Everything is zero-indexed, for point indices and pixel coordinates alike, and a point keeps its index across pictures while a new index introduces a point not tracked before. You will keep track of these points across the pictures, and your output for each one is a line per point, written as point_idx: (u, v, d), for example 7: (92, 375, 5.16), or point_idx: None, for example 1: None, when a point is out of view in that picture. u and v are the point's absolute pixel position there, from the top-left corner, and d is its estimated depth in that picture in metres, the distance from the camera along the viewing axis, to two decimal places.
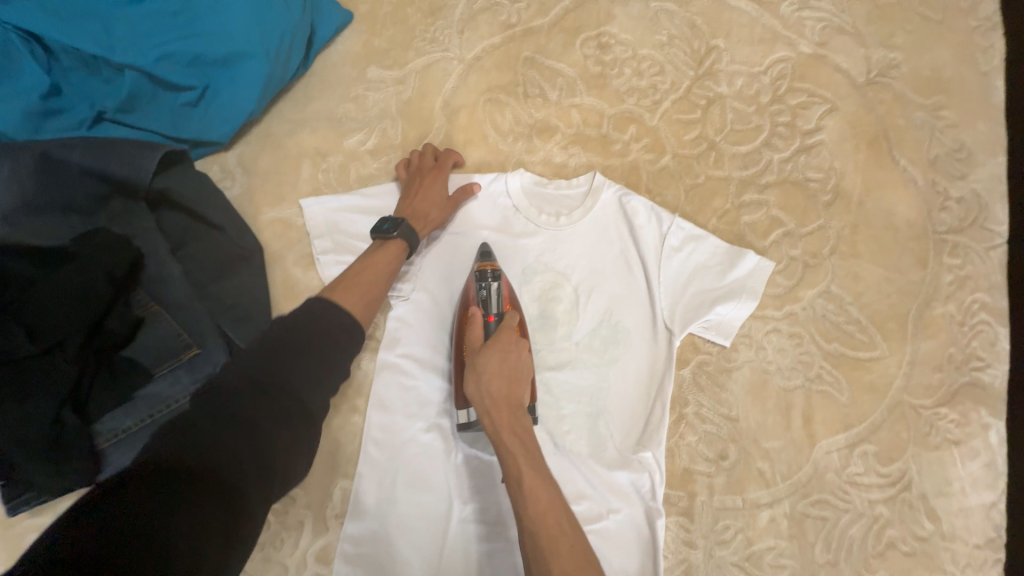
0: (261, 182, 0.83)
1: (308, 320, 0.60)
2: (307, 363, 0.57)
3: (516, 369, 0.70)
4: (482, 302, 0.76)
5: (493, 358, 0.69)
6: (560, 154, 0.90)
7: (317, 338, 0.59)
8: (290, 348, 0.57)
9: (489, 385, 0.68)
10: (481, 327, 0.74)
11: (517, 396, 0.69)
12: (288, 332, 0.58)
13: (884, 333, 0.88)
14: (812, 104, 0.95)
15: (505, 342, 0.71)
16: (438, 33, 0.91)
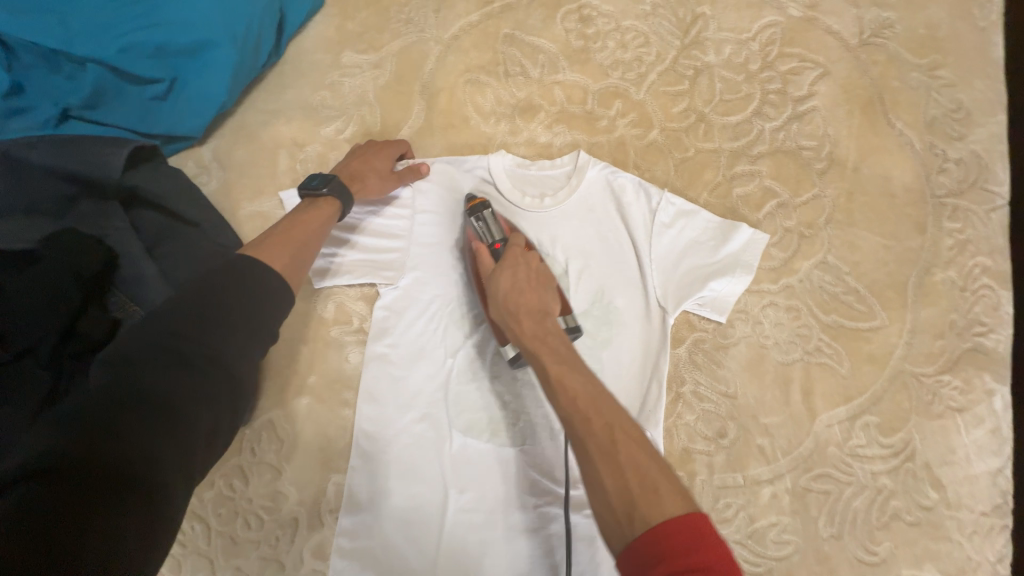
0: (237, 176, 0.81)
1: (232, 280, 0.52)
2: (233, 323, 0.50)
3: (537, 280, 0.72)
4: (478, 235, 0.76)
5: (504, 274, 0.72)
6: (544, 134, 0.87)
7: (243, 297, 0.52)
8: (213, 308, 0.49)
9: (507, 301, 0.70)
10: (488, 254, 0.75)
11: (537, 303, 0.70)
12: (209, 290, 0.51)
13: (884, 302, 0.86)
14: (803, 69, 0.92)
15: (513, 257, 0.73)
16: (412, 13, 0.88)
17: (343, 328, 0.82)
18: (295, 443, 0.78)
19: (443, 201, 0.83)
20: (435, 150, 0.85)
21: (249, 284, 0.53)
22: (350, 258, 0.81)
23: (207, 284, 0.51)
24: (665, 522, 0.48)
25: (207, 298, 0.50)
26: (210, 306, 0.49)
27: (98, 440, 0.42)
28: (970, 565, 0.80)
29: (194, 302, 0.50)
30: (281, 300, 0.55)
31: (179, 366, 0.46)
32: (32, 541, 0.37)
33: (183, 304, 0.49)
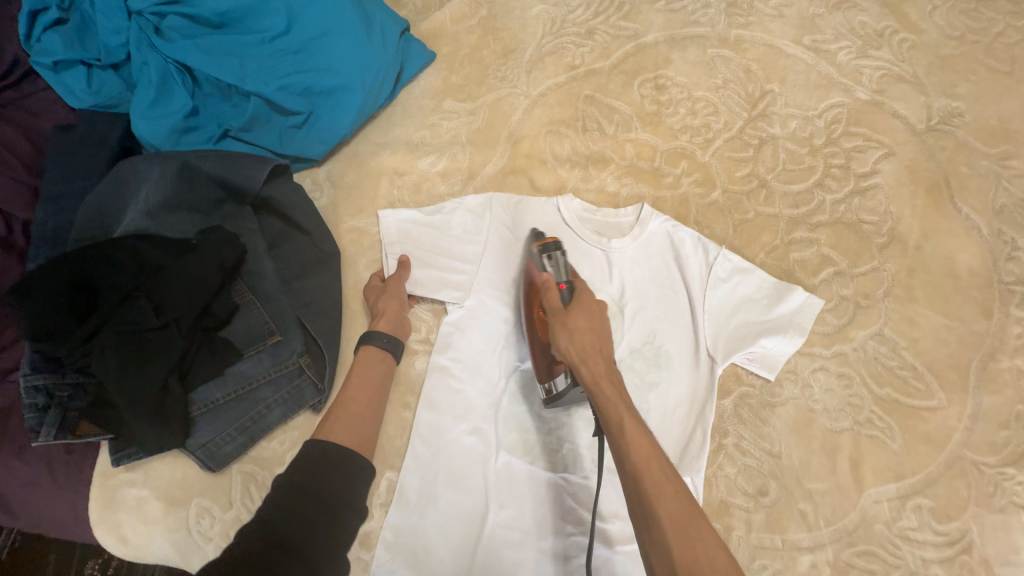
0: (344, 195, 0.94)
1: (317, 464, 0.58)
2: (332, 498, 0.56)
3: (601, 325, 0.73)
4: (550, 274, 0.80)
5: (578, 315, 0.73)
6: (613, 184, 0.96)
7: (332, 480, 0.57)
8: (317, 527, 0.53)
9: (580, 338, 0.70)
10: (555, 293, 0.77)
11: (607, 349, 0.71)
12: (299, 485, 0.55)
13: (943, 382, 0.85)
14: (868, 148, 0.96)
15: (589, 302, 0.74)
16: (508, 71, 1.01)
17: (413, 337, 0.90)
18: None
19: (518, 221, 0.91)
20: (512, 188, 0.95)
21: (331, 463, 0.58)
22: (424, 270, 0.89)
23: (294, 490, 0.55)
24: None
25: (302, 493, 0.55)
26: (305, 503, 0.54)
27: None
28: None
29: (288, 509, 0.53)
30: (363, 470, 0.60)
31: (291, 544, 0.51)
32: None
33: (277, 521, 0.52)
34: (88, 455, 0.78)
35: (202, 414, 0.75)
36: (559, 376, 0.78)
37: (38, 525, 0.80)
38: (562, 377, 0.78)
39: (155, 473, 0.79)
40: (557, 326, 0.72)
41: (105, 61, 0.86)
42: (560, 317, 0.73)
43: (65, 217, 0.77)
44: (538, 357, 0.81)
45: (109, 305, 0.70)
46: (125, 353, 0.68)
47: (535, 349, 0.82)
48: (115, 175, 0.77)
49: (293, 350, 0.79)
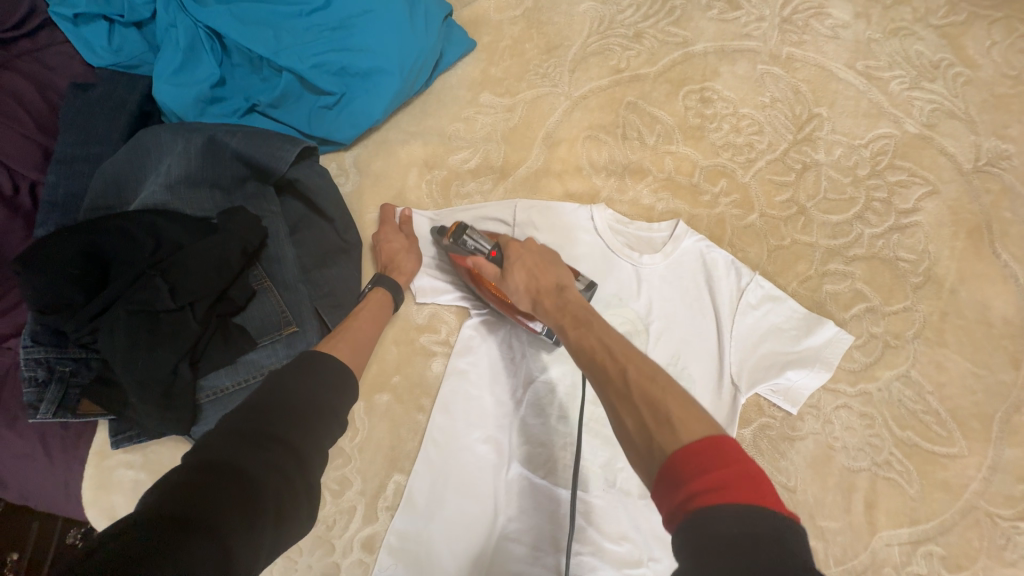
0: (370, 183, 0.90)
1: (304, 365, 0.57)
2: (314, 396, 0.54)
3: (538, 264, 0.75)
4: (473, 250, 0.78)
5: (515, 271, 0.74)
6: (648, 197, 0.93)
7: (313, 381, 0.55)
8: (297, 420, 0.52)
9: (530, 286, 0.73)
10: (488, 263, 0.76)
11: (552, 282, 0.73)
12: (280, 382, 0.54)
13: (965, 431, 0.84)
14: (912, 183, 0.94)
15: (518, 250, 0.76)
16: (549, 69, 0.97)
17: (431, 338, 0.87)
18: (367, 435, 0.83)
19: (547, 226, 0.88)
20: (545, 192, 0.92)
21: (318, 369, 0.57)
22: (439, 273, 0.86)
23: (279, 382, 0.54)
24: (692, 446, 0.47)
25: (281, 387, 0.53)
26: (286, 397, 0.53)
27: (222, 482, 0.44)
28: None
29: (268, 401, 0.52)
30: (348, 385, 0.59)
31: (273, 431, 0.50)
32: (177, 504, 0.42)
33: (259, 408, 0.51)
34: (85, 433, 0.74)
35: (210, 403, 0.71)
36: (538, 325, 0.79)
37: (24, 498, 0.76)
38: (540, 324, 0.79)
39: (153, 457, 0.75)
40: (512, 292, 0.74)
41: (129, 18, 0.81)
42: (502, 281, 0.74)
43: (79, 182, 0.73)
44: (510, 317, 0.81)
45: (122, 281, 0.66)
46: (136, 334, 0.64)
47: (505, 314, 0.81)
48: (136, 143, 0.72)
49: (308, 343, 0.75)
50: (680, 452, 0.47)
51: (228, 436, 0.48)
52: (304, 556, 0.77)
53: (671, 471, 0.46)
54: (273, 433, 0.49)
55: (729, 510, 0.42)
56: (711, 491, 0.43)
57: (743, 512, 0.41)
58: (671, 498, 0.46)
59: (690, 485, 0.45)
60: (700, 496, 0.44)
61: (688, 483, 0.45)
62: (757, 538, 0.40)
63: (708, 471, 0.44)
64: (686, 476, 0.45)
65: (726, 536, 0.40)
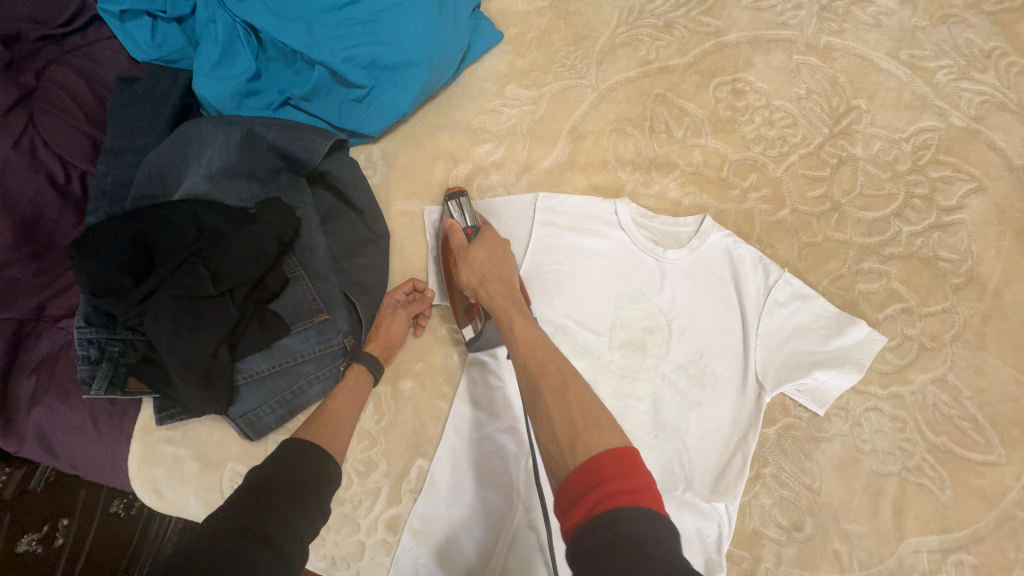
0: (397, 176, 0.91)
1: (290, 456, 0.58)
2: (303, 493, 0.56)
3: (502, 254, 0.76)
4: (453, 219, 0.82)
5: (480, 246, 0.75)
6: (675, 191, 0.91)
7: (301, 476, 0.57)
8: (282, 516, 0.52)
9: (480, 266, 0.74)
10: (460, 234, 0.79)
11: (507, 274, 0.74)
12: (267, 483, 0.54)
13: (1004, 438, 0.81)
14: (956, 179, 0.90)
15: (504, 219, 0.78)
16: (576, 60, 0.96)
17: (454, 328, 0.87)
18: (393, 420, 0.84)
19: (570, 217, 0.88)
20: (569, 186, 0.92)
21: (303, 456, 0.59)
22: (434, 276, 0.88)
23: (259, 479, 0.55)
24: (602, 455, 0.51)
25: (270, 486, 0.54)
26: (272, 485, 0.54)
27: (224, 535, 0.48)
28: None
29: (257, 500, 0.52)
30: (329, 473, 0.60)
31: (269, 531, 0.50)
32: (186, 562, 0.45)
33: (247, 497, 0.52)
34: (129, 410, 0.79)
35: (246, 384, 0.75)
36: (478, 316, 0.81)
37: (75, 467, 0.79)
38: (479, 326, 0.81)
39: (193, 434, 0.80)
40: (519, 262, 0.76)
41: (171, 14, 0.84)
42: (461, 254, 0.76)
43: (126, 173, 0.77)
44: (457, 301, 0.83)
45: (166, 268, 0.70)
46: (179, 318, 0.68)
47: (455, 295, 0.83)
48: (180, 134, 0.75)
49: (338, 330, 0.78)
50: (586, 462, 0.51)
51: (216, 532, 0.48)
52: (331, 533, 0.80)
53: (576, 483, 0.50)
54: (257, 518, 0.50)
55: (629, 511, 0.45)
56: (612, 496, 0.47)
57: (642, 513, 0.45)
58: (571, 510, 0.49)
59: (595, 492, 0.48)
60: (603, 499, 0.48)
61: (591, 491, 0.49)
62: (655, 535, 0.43)
63: (609, 479, 0.49)
64: (590, 486, 0.49)
65: (622, 532, 0.44)
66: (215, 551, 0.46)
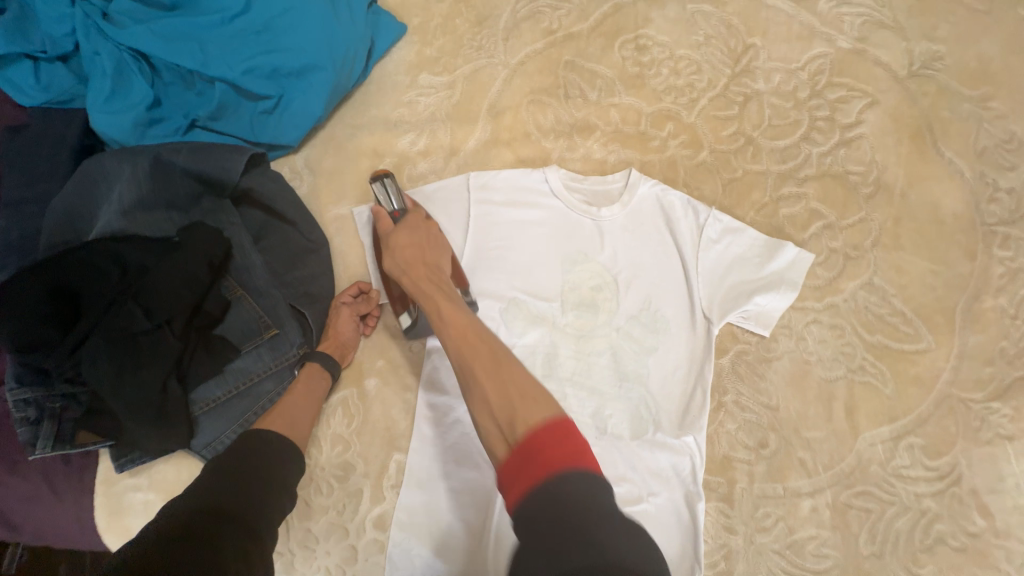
0: (324, 181, 0.90)
1: (247, 446, 0.63)
2: (266, 476, 0.60)
3: (426, 238, 0.77)
4: (378, 202, 0.81)
5: (403, 233, 0.77)
6: (600, 151, 0.94)
7: (261, 461, 0.61)
8: (248, 496, 0.57)
9: (403, 255, 0.75)
10: (387, 217, 0.80)
11: (433, 258, 0.76)
12: (230, 468, 0.58)
13: (931, 326, 0.88)
14: (851, 98, 0.96)
15: (415, 220, 0.79)
16: (483, 40, 0.97)
17: None
18: (364, 421, 0.84)
19: (502, 194, 0.90)
20: (497, 162, 0.93)
21: (261, 443, 0.64)
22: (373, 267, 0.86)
23: (217, 467, 0.59)
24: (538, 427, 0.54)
25: (230, 471, 0.58)
26: (232, 466, 0.59)
27: (195, 510, 0.52)
28: None
29: (220, 484, 0.56)
30: (289, 458, 0.65)
31: (237, 513, 0.54)
32: (156, 536, 0.49)
33: (211, 480, 0.57)
34: (87, 464, 0.76)
35: (205, 413, 0.74)
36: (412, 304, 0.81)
37: (40, 538, 0.77)
38: (408, 315, 0.80)
39: (160, 476, 0.77)
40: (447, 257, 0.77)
41: (52, 53, 0.80)
42: (386, 245, 0.78)
43: (31, 224, 0.74)
44: (391, 289, 0.82)
45: (95, 310, 0.68)
46: (118, 359, 0.66)
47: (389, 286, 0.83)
48: (83, 172, 0.73)
49: (292, 343, 0.78)
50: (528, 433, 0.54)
51: (179, 514, 0.52)
52: (321, 543, 0.80)
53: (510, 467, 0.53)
54: (219, 498, 0.54)
55: (572, 475, 0.49)
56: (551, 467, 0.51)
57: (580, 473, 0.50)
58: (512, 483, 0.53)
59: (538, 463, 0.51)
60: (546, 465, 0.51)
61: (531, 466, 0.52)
62: (592, 490, 0.48)
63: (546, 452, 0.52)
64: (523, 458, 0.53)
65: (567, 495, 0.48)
66: (184, 526, 0.50)
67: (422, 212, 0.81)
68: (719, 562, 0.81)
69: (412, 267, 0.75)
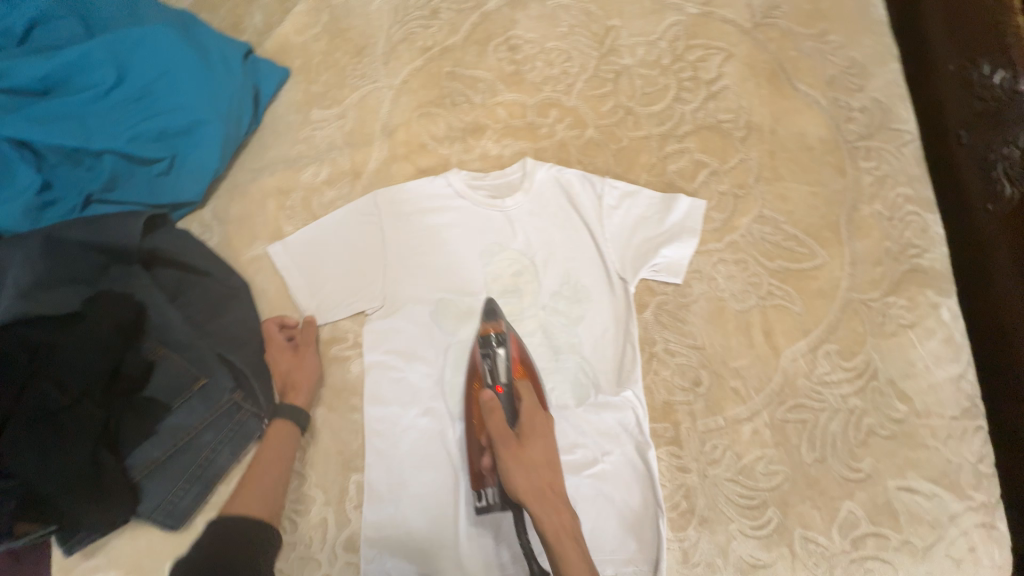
0: (236, 229, 0.93)
1: (225, 535, 0.63)
2: (243, 570, 0.61)
3: (555, 462, 0.80)
4: (490, 369, 0.83)
5: (535, 446, 0.79)
6: (494, 148, 1.00)
7: (241, 551, 0.62)
8: None
9: (525, 480, 0.77)
10: (503, 413, 0.80)
11: (558, 483, 0.79)
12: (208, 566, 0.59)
13: (822, 241, 0.95)
14: (709, 55, 1.05)
15: (541, 429, 0.81)
16: (365, 68, 1.03)
17: (341, 345, 0.90)
18: (317, 449, 0.86)
19: (412, 204, 0.93)
20: (400, 176, 0.97)
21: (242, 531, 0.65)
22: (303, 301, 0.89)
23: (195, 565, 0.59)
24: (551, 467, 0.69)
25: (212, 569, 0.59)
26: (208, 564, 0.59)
27: None
28: (953, 469, 0.86)
29: None
30: (268, 540, 0.66)
31: None
32: None
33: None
34: (42, 553, 0.76)
35: (147, 476, 0.75)
36: (489, 484, 0.81)
37: None
38: (494, 490, 0.80)
39: (118, 550, 0.77)
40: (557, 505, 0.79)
41: None
42: (516, 454, 0.78)
43: None
44: (472, 461, 0.82)
45: (6, 397, 0.67)
46: (38, 440, 0.66)
47: (471, 452, 0.82)
48: None
49: (223, 388, 0.81)
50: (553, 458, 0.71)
51: None
52: None
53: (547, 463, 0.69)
54: None
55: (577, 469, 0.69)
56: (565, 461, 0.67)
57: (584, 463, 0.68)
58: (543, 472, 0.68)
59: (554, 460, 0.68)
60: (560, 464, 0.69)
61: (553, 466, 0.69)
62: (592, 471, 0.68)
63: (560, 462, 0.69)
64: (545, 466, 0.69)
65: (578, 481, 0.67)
66: None
67: (530, 396, 0.82)
68: (682, 501, 0.85)
69: (540, 487, 0.77)
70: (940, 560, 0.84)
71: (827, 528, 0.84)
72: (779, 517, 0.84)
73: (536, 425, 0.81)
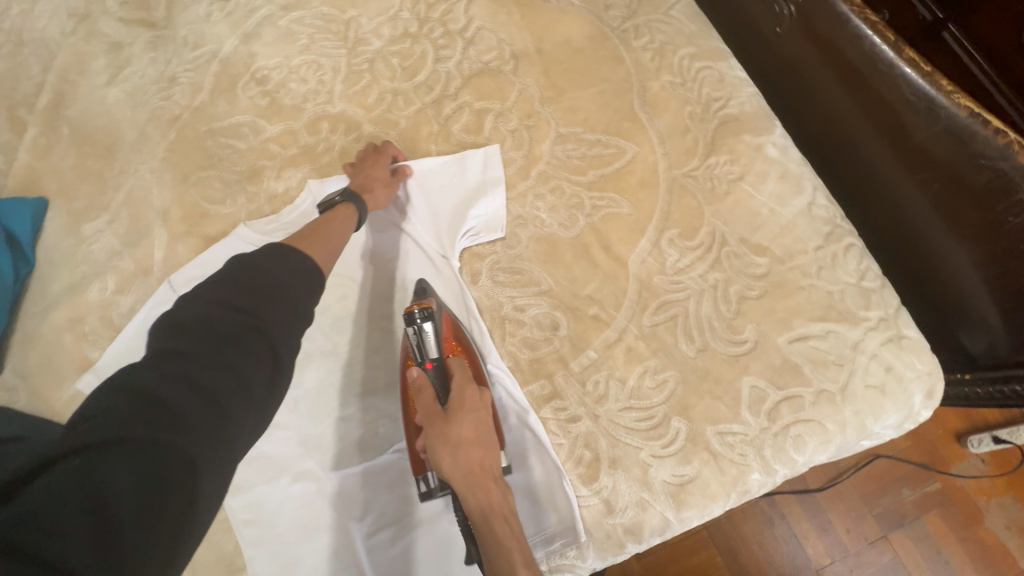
0: (37, 378, 0.85)
1: None
2: None
3: (490, 436, 0.69)
4: (414, 341, 0.73)
5: (466, 423, 0.68)
6: (276, 184, 0.94)
7: None
8: None
9: (455, 461, 0.66)
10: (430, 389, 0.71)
11: (495, 463, 0.68)
12: None
13: (625, 134, 0.91)
14: (453, 6, 1.01)
15: (473, 402, 0.70)
16: (121, 163, 0.97)
17: None
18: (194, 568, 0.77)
19: (207, 274, 0.87)
20: (189, 253, 0.90)
21: None
22: None
23: None
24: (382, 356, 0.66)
25: None
26: None
27: None
28: (837, 297, 0.81)
29: None
30: None
31: None
32: None
33: None
34: None
35: None
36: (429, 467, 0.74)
37: None
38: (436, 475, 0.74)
39: None
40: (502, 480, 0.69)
41: None
42: (442, 430, 0.67)
43: None
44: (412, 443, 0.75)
45: None
46: None
47: (410, 434, 0.76)
48: None
49: None
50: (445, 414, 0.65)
51: None
52: None
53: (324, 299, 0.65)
54: None
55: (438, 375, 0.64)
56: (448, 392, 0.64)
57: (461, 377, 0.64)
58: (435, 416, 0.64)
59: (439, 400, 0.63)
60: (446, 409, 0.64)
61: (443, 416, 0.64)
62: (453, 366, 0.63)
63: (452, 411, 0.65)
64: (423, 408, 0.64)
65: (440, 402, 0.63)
66: None
67: (463, 370, 0.73)
68: (584, 452, 0.77)
69: (469, 467, 0.66)
70: (863, 394, 0.77)
71: (736, 414, 0.77)
72: (685, 425, 0.77)
73: (464, 399, 0.70)
